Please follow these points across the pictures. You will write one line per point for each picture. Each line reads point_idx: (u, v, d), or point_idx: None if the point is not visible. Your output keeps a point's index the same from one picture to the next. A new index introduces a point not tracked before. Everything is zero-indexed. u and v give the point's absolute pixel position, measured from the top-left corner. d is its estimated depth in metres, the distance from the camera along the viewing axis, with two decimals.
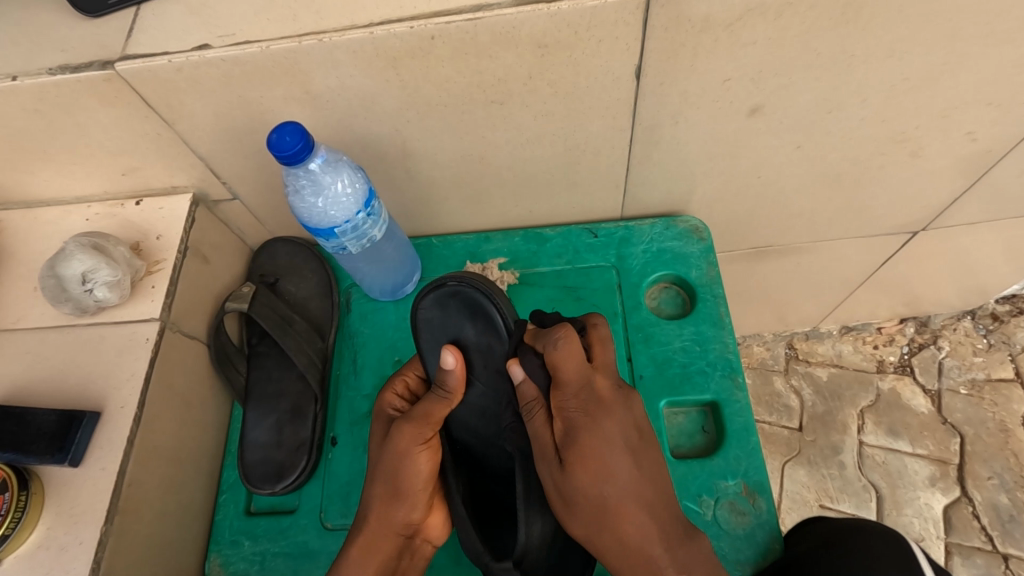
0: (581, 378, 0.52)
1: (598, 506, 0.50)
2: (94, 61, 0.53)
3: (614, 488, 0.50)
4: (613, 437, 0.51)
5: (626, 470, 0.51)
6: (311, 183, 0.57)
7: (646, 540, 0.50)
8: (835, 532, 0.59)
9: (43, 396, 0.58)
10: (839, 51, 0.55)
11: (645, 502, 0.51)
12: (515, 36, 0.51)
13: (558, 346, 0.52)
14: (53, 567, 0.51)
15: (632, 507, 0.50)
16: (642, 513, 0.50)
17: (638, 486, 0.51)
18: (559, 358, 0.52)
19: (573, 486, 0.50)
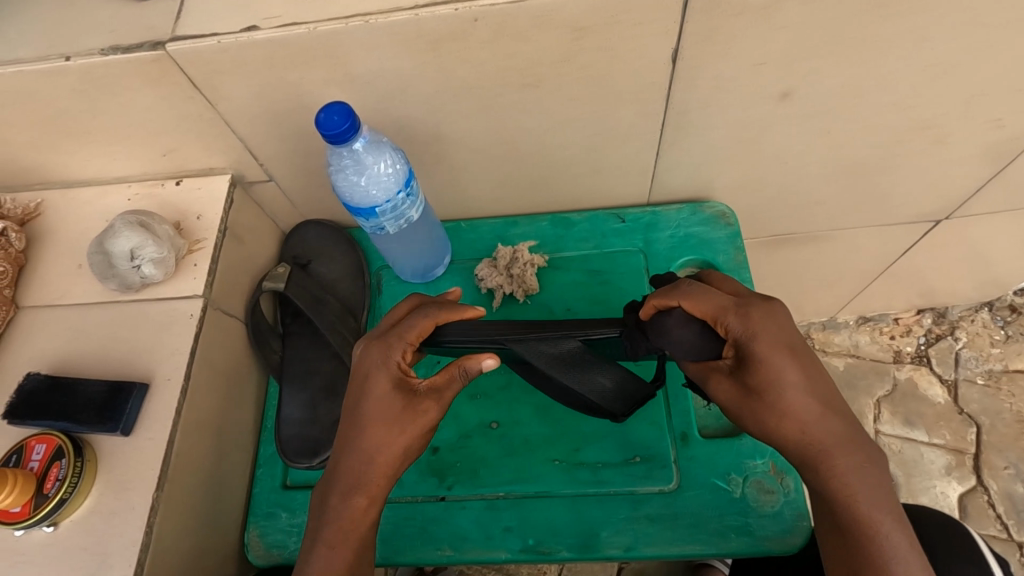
0: (719, 307, 0.51)
1: (778, 414, 0.49)
2: (143, 42, 0.54)
3: (791, 392, 0.49)
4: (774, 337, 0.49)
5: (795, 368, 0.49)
6: (354, 163, 0.58)
7: (819, 426, 0.49)
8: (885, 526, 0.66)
9: (92, 369, 0.60)
10: (874, 35, 0.55)
11: (815, 392, 0.49)
12: (556, 19, 0.52)
13: (693, 292, 0.53)
14: (106, 531, 0.53)
15: (807, 400, 0.49)
16: (813, 402, 0.49)
17: (808, 384, 0.49)
18: (699, 303, 0.52)
19: (756, 406, 0.50)
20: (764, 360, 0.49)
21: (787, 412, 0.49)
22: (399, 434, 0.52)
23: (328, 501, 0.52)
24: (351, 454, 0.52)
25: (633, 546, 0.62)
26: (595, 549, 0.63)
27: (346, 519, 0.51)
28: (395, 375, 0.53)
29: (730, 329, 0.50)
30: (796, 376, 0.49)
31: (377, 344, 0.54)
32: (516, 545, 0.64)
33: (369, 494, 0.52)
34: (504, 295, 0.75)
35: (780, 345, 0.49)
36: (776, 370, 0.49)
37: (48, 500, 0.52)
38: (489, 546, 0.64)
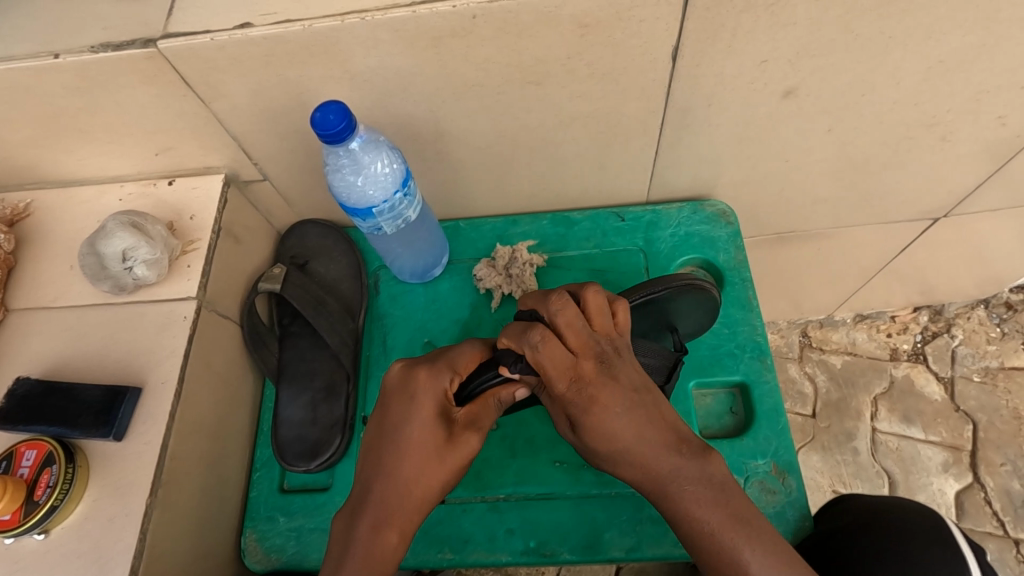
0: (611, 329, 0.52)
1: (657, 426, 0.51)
2: (137, 39, 0.53)
3: (624, 422, 0.50)
4: (628, 377, 0.51)
5: (635, 416, 0.50)
6: (351, 163, 0.58)
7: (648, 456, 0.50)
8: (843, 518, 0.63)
9: (85, 373, 0.59)
10: (877, 33, 0.55)
11: (646, 436, 0.50)
12: (557, 16, 0.51)
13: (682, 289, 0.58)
14: (101, 537, 0.52)
15: (645, 439, 0.50)
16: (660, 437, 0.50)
17: (638, 422, 0.50)
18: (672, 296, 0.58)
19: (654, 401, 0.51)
20: (619, 375, 0.51)
21: (608, 426, 0.49)
22: (432, 465, 0.54)
23: (353, 532, 0.51)
24: (382, 482, 0.53)
25: (636, 548, 0.62)
26: (598, 551, 0.62)
27: (369, 553, 0.50)
28: (440, 406, 0.55)
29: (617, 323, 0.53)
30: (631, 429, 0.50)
31: (426, 371, 0.56)
32: (519, 547, 0.63)
33: (395, 527, 0.52)
34: (504, 295, 0.74)
35: (631, 383, 0.51)
36: (611, 398, 0.50)
37: (40, 507, 0.51)
38: (491, 549, 0.63)
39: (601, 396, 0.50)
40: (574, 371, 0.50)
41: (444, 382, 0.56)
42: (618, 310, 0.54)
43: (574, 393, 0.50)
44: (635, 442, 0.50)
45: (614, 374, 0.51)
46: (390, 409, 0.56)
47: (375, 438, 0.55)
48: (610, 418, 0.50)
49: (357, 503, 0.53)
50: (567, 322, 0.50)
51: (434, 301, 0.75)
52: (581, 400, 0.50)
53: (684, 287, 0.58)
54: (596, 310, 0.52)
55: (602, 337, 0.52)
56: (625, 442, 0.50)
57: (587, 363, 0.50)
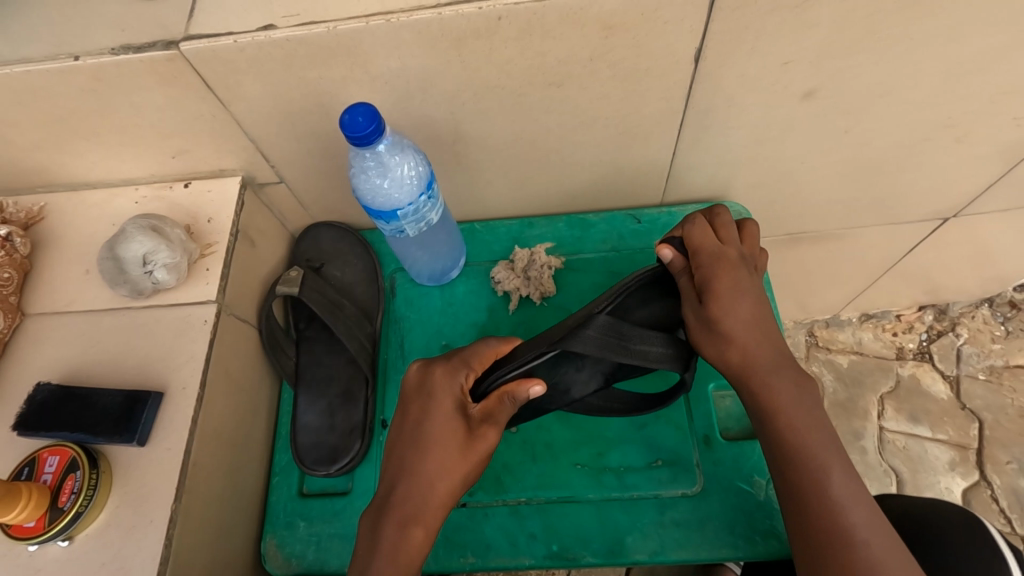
0: (711, 248, 0.59)
1: (730, 334, 0.56)
2: (157, 41, 0.52)
3: (739, 322, 0.56)
4: (740, 285, 0.57)
5: (753, 308, 0.57)
6: (377, 165, 0.57)
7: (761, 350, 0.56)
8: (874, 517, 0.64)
9: (104, 378, 0.58)
10: (899, 34, 0.55)
11: (761, 328, 0.57)
12: (582, 17, 0.51)
13: (694, 225, 0.61)
14: (124, 545, 0.52)
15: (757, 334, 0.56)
16: (753, 308, 0.57)
17: (756, 325, 0.57)
18: (695, 232, 0.60)
19: (715, 316, 0.56)
20: (719, 291, 0.56)
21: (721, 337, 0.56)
22: (454, 462, 0.54)
23: (380, 530, 0.52)
24: (406, 481, 0.54)
25: (660, 551, 0.62)
26: (621, 555, 0.62)
27: (398, 549, 0.51)
28: (458, 405, 0.56)
29: (700, 262, 0.58)
30: (752, 313, 0.57)
31: (443, 370, 0.57)
32: (541, 551, 0.63)
33: (422, 523, 0.52)
34: (521, 297, 0.74)
35: (745, 291, 0.57)
36: (732, 303, 0.56)
37: (64, 514, 0.51)
38: (514, 553, 0.63)
39: (728, 275, 0.57)
40: (695, 263, 0.58)
41: (460, 380, 0.56)
42: (733, 237, 0.60)
43: (708, 265, 0.57)
44: (751, 323, 0.56)
45: (738, 261, 0.58)
46: (410, 408, 0.57)
47: (396, 440, 0.57)
48: (744, 329, 0.56)
49: (383, 501, 0.54)
50: (721, 224, 0.61)
51: (451, 305, 0.75)
52: (723, 278, 0.56)
53: (694, 228, 0.61)
54: (748, 235, 0.62)
55: (744, 248, 0.61)
56: (750, 318, 0.56)
57: (730, 251, 0.58)
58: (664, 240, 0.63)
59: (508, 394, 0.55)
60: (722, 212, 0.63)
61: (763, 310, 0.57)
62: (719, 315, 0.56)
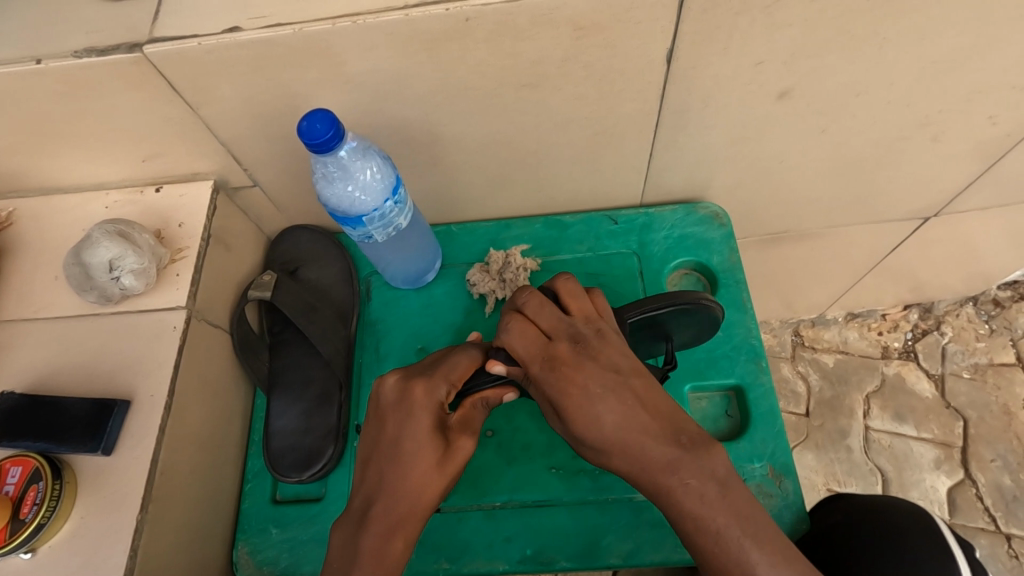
0: (540, 352, 0.54)
1: (616, 442, 0.50)
2: (122, 43, 0.51)
3: (605, 431, 0.51)
4: (589, 384, 0.52)
5: (616, 405, 0.51)
6: (339, 171, 0.57)
7: (615, 425, 0.50)
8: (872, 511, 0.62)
9: (72, 386, 0.57)
10: (872, 34, 0.55)
11: (631, 429, 0.50)
12: (552, 18, 0.51)
13: (512, 330, 0.55)
14: (89, 555, 0.51)
15: (634, 441, 0.50)
16: (616, 405, 0.51)
17: (630, 423, 0.50)
18: (513, 334, 0.55)
19: (571, 403, 0.51)
20: (563, 387, 0.52)
21: (597, 404, 0.51)
22: (435, 476, 0.53)
23: (360, 543, 0.51)
24: (385, 496, 0.52)
25: (636, 553, 0.62)
26: (598, 557, 0.62)
27: (380, 561, 0.50)
28: (438, 419, 0.55)
29: (556, 342, 0.54)
30: (619, 412, 0.51)
31: (422, 385, 0.55)
32: (516, 555, 0.63)
33: (402, 536, 0.52)
34: (499, 299, 0.73)
35: (607, 377, 0.52)
36: (584, 395, 0.51)
37: (26, 525, 0.50)
38: (489, 558, 0.63)
39: (575, 381, 0.52)
40: (549, 357, 0.53)
41: (440, 394, 0.55)
42: (566, 330, 0.55)
43: (549, 376, 0.53)
44: (621, 435, 0.51)
45: (604, 369, 0.52)
46: (385, 424, 0.55)
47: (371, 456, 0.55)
48: (595, 435, 0.51)
49: (360, 514, 0.52)
50: (566, 294, 0.57)
51: (428, 308, 0.74)
52: (563, 375, 0.52)
53: (570, 294, 0.57)
54: (598, 309, 0.58)
55: (578, 320, 0.55)
56: (613, 429, 0.50)
57: (561, 347, 0.54)
58: (514, 298, 0.59)
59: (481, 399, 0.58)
60: (569, 280, 0.58)
61: (632, 411, 0.51)
62: (580, 433, 0.51)
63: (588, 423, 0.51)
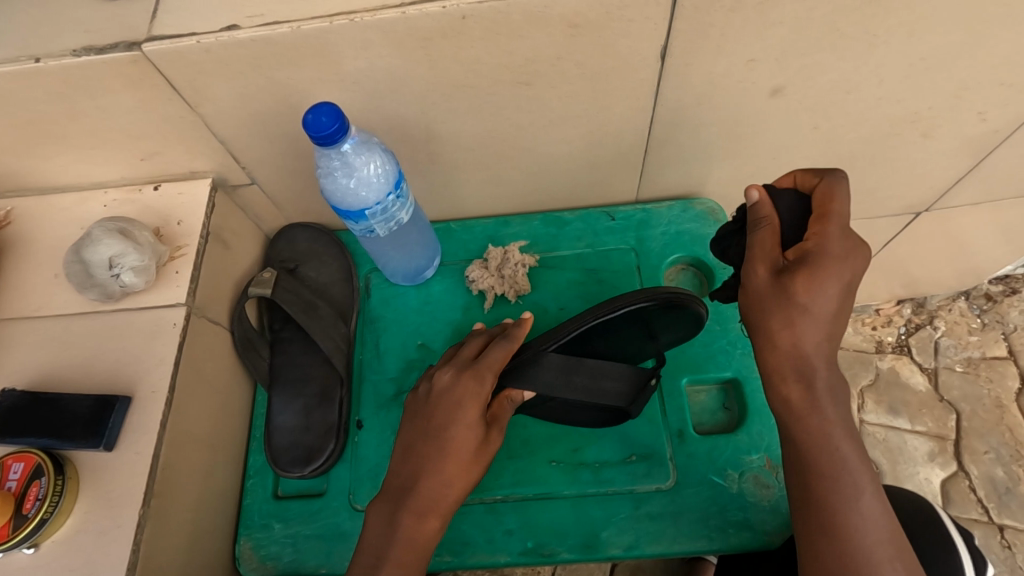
0: (840, 221, 0.52)
1: (803, 312, 0.50)
2: (120, 42, 0.52)
3: (823, 309, 0.50)
4: (850, 274, 0.50)
5: (838, 301, 0.50)
6: (342, 165, 0.57)
7: (825, 311, 0.50)
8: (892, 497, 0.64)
9: (73, 383, 0.58)
10: (862, 31, 0.56)
11: (835, 324, 0.51)
12: (547, 16, 0.51)
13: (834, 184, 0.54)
14: (92, 551, 0.51)
15: (821, 323, 0.50)
16: (838, 297, 0.50)
17: (831, 320, 0.50)
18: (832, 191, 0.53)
19: (812, 277, 0.49)
20: (823, 261, 0.50)
21: (826, 286, 0.50)
22: (474, 465, 0.56)
23: (398, 520, 0.53)
24: (429, 477, 0.54)
25: (633, 544, 0.62)
26: (596, 549, 0.62)
27: (414, 538, 0.53)
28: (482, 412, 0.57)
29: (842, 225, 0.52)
30: (831, 306, 0.50)
31: (471, 376, 0.57)
32: (517, 548, 0.63)
33: (435, 516, 0.54)
34: (496, 296, 0.74)
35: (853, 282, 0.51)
36: (826, 276, 0.50)
37: (28, 521, 0.50)
38: (489, 551, 0.63)
39: (838, 264, 0.50)
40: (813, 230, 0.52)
41: (487, 387, 0.57)
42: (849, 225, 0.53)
43: (826, 242, 0.51)
44: (821, 317, 0.50)
45: (859, 245, 0.51)
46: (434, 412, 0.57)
47: (415, 439, 0.57)
48: (814, 327, 0.50)
49: (400, 494, 0.55)
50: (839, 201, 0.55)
51: (426, 304, 0.75)
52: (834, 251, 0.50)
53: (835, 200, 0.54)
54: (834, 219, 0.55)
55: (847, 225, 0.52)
56: (821, 315, 0.50)
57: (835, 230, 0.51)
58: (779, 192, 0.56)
59: (506, 399, 0.60)
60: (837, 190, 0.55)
61: (842, 314, 0.51)
62: (796, 296, 0.50)
63: (804, 310, 0.50)
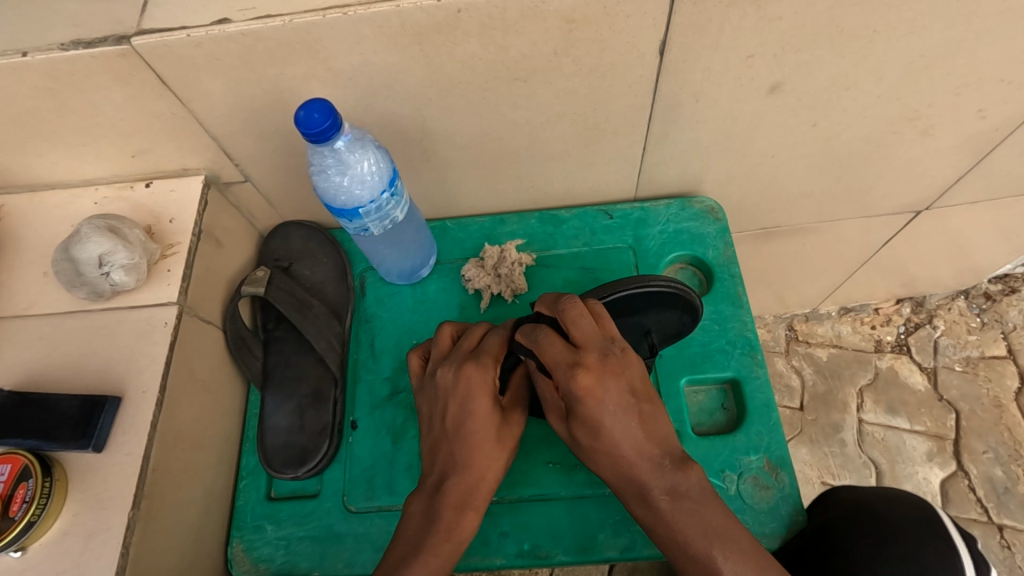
0: (591, 345, 0.54)
1: (602, 451, 0.54)
2: (109, 36, 0.51)
3: (616, 442, 0.53)
4: (605, 394, 0.53)
5: (629, 422, 0.54)
6: (336, 162, 0.56)
7: (621, 440, 0.53)
8: (892, 497, 0.61)
9: (63, 383, 0.57)
10: (862, 26, 0.55)
11: (651, 446, 0.54)
12: (542, 11, 0.50)
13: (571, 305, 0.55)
14: (80, 553, 0.50)
15: (631, 450, 0.53)
16: (615, 415, 0.53)
17: (639, 443, 0.54)
18: (573, 321, 0.55)
19: (580, 415, 0.53)
20: (581, 401, 0.53)
21: (600, 415, 0.53)
22: (496, 451, 0.57)
23: (437, 512, 0.54)
24: (458, 472, 0.55)
25: (631, 546, 0.62)
26: (593, 551, 0.62)
27: (453, 529, 0.53)
28: (494, 399, 0.57)
29: (590, 348, 0.54)
30: (627, 432, 0.53)
31: (473, 366, 0.57)
32: (513, 549, 0.62)
33: (475, 506, 0.55)
34: (492, 295, 0.73)
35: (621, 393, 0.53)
36: (598, 407, 0.53)
37: (15, 524, 0.49)
38: (485, 553, 0.62)
39: (593, 391, 0.53)
40: (573, 363, 0.53)
41: (492, 374, 0.57)
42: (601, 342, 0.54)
43: (572, 373, 0.53)
44: (623, 439, 0.53)
45: (587, 368, 0.53)
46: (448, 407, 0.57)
47: (439, 436, 0.58)
48: (632, 450, 0.53)
49: (436, 488, 0.55)
50: (577, 316, 0.55)
51: (422, 303, 0.74)
52: (589, 381, 0.53)
53: (584, 317, 0.55)
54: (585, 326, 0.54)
55: (603, 337, 0.55)
56: (619, 440, 0.53)
57: (590, 356, 0.54)
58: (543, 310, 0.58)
59: (520, 379, 0.60)
60: (571, 301, 0.56)
61: (643, 431, 0.54)
62: (587, 436, 0.54)
63: (602, 447, 0.54)
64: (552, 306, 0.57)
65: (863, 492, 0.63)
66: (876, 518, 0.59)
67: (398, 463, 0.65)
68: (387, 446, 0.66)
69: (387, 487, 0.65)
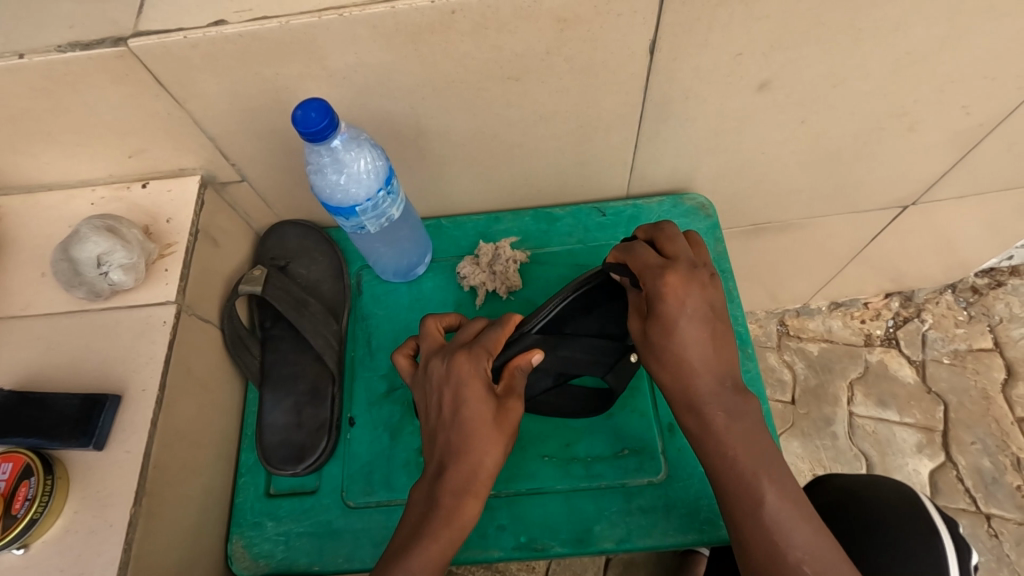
0: (685, 257, 0.58)
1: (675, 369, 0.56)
2: (107, 38, 0.51)
3: (684, 350, 0.55)
4: (715, 301, 0.57)
5: (700, 322, 0.56)
6: (332, 161, 0.57)
7: (696, 349, 0.55)
8: (876, 485, 0.63)
9: (61, 382, 0.57)
10: (847, 25, 0.56)
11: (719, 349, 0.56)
12: (536, 11, 0.51)
13: (675, 232, 0.61)
14: (81, 550, 0.51)
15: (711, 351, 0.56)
16: (697, 323, 0.56)
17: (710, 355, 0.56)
18: (676, 237, 0.60)
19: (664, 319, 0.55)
20: (673, 310, 0.55)
21: (677, 325, 0.55)
22: (494, 439, 0.56)
23: (436, 499, 0.55)
24: (455, 460, 0.55)
25: (626, 538, 0.63)
26: (589, 543, 0.63)
27: (451, 517, 0.54)
28: (488, 387, 0.57)
29: (681, 253, 0.58)
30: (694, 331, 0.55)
31: (465, 357, 0.58)
32: (509, 543, 0.63)
33: (475, 493, 0.55)
34: (487, 292, 0.74)
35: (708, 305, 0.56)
36: (682, 300, 0.55)
37: (17, 522, 0.49)
38: (483, 546, 0.63)
39: (682, 293, 0.56)
40: (666, 265, 0.57)
41: (484, 364, 0.58)
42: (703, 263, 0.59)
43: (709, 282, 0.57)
44: (691, 340, 0.55)
45: (699, 279, 0.57)
46: (441, 397, 0.57)
47: (435, 427, 0.58)
48: (688, 352, 0.55)
49: (435, 477, 0.56)
50: (668, 238, 0.60)
51: (419, 300, 0.75)
52: (668, 281, 0.56)
53: (675, 237, 0.60)
54: (698, 248, 0.62)
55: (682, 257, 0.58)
56: (683, 337, 0.55)
57: (681, 263, 0.57)
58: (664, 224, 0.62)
59: (516, 369, 0.58)
60: (669, 225, 0.62)
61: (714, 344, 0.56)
62: (657, 338, 0.56)
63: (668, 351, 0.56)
64: (653, 229, 0.62)
65: (857, 481, 0.64)
66: (869, 513, 0.61)
67: (396, 459, 0.66)
68: (385, 443, 0.67)
69: (386, 483, 0.65)
